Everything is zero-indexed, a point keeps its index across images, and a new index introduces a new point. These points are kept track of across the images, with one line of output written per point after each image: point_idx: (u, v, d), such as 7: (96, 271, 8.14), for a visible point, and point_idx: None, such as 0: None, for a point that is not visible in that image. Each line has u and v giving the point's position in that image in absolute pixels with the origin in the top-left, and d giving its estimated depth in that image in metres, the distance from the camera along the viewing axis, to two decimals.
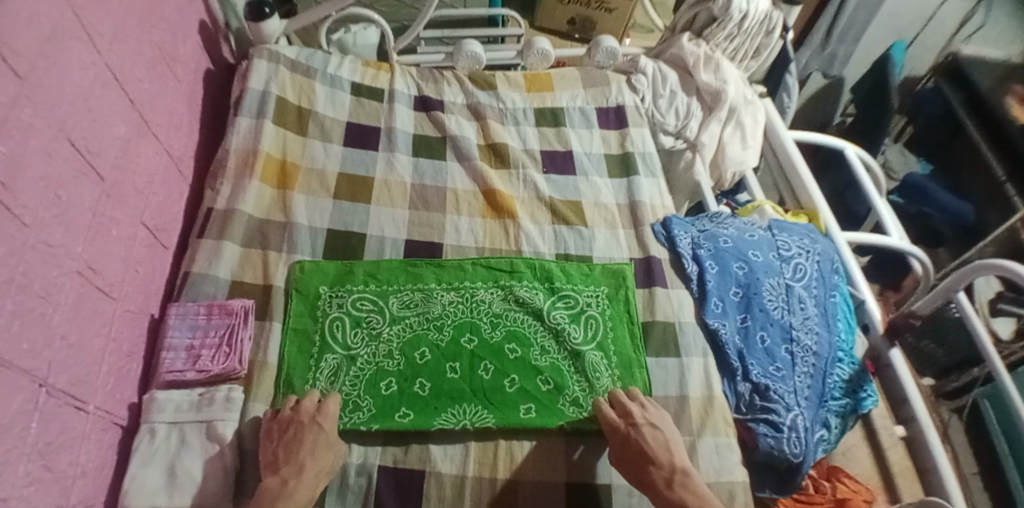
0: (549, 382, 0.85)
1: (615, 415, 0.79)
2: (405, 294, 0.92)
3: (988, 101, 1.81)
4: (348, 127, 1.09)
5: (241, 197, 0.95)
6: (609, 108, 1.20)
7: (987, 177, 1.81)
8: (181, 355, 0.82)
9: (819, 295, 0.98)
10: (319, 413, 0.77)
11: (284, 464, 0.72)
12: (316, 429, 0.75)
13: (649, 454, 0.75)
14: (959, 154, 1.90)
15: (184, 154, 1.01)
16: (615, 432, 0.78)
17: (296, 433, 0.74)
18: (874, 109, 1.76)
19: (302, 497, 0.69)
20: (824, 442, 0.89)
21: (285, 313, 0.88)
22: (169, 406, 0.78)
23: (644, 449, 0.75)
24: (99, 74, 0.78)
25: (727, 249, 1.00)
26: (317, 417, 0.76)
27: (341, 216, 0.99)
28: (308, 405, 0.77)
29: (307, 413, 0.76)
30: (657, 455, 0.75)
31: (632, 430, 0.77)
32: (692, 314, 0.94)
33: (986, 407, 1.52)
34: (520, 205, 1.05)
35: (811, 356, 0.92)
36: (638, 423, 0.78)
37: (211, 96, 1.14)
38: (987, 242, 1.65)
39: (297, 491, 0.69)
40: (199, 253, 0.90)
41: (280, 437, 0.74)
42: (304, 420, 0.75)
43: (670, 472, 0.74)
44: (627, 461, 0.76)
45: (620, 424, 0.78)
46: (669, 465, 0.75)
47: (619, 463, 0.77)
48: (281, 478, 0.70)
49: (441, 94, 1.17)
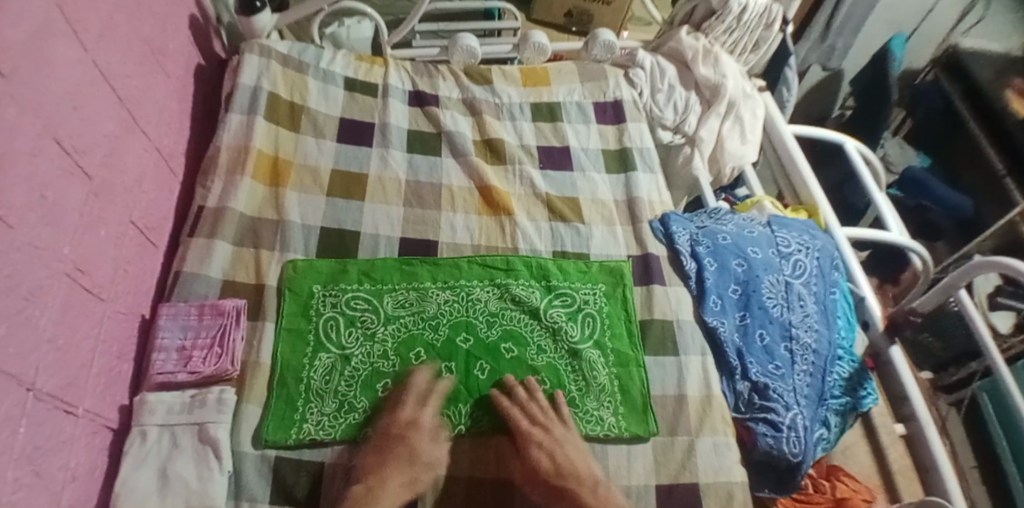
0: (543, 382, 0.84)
1: (529, 425, 0.78)
2: (400, 294, 0.91)
3: (986, 94, 1.79)
4: (341, 123, 1.07)
5: (232, 195, 0.94)
6: (606, 103, 1.18)
7: (984, 172, 1.81)
8: (172, 356, 0.80)
9: (818, 292, 0.98)
10: (412, 425, 0.77)
11: (371, 472, 0.73)
12: (404, 450, 0.75)
13: (561, 470, 0.76)
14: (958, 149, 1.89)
15: (174, 151, 1.00)
16: (533, 445, 0.77)
17: (387, 444, 0.76)
18: (873, 102, 1.74)
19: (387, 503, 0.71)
20: (824, 441, 0.88)
21: (278, 314, 0.87)
22: (160, 408, 0.76)
23: (559, 464, 0.76)
24: (87, 72, 0.76)
25: (726, 246, 0.99)
26: (410, 430, 0.76)
27: (334, 213, 0.97)
28: (405, 415, 0.77)
29: (402, 426, 0.77)
30: (573, 470, 0.76)
31: (548, 439, 0.77)
32: (690, 312, 0.93)
33: (983, 400, 1.53)
34: (517, 201, 1.04)
35: (810, 353, 0.91)
36: (553, 440, 0.78)
37: (203, 92, 1.12)
38: (985, 236, 1.63)
39: (379, 498, 0.71)
40: (190, 252, 0.89)
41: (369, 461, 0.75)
42: (396, 433, 0.76)
43: (591, 486, 0.75)
44: (538, 482, 0.76)
45: (535, 432, 0.77)
46: (579, 483, 0.75)
47: (528, 481, 0.77)
48: (366, 485, 0.72)
49: (436, 89, 1.16)
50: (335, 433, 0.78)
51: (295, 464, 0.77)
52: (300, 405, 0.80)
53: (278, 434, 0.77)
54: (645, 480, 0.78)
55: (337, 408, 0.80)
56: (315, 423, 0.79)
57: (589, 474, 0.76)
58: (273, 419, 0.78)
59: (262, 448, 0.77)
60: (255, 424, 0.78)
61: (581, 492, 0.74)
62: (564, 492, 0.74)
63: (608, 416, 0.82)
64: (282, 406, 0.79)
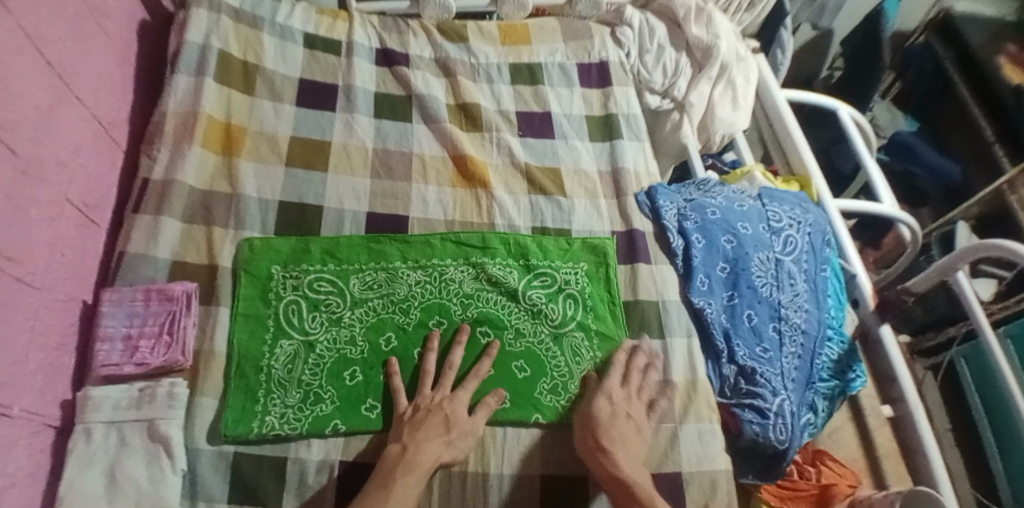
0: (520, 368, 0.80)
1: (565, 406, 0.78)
2: (368, 275, 0.84)
3: (980, 62, 1.73)
4: (300, 85, 0.98)
5: (180, 166, 0.85)
6: (591, 64, 1.10)
7: (971, 141, 1.74)
8: (117, 347, 0.73)
9: (809, 269, 0.94)
10: (450, 400, 0.73)
11: (409, 433, 0.70)
12: (442, 417, 0.71)
13: (613, 433, 0.72)
14: (947, 116, 1.82)
15: (116, 118, 0.89)
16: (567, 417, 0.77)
17: (428, 415, 0.72)
18: (863, 66, 1.69)
19: (424, 463, 0.67)
20: (811, 426, 0.84)
21: (233, 298, 0.80)
22: (106, 404, 0.70)
23: (614, 427, 0.72)
24: (9, 33, 0.66)
25: (715, 221, 0.94)
26: (446, 404, 0.73)
27: (294, 186, 0.89)
28: (437, 395, 0.75)
29: (441, 401, 0.74)
30: (616, 436, 0.71)
31: (624, 404, 0.75)
32: (677, 292, 0.88)
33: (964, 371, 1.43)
34: (494, 172, 0.96)
35: (800, 335, 0.87)
36: (628, 406, 0.75)
37: (148, 50, 1.01)
38: (971, 203, 1.60)
39: (418, 456, 0.67)
40: (136, 230, 0.81)
41: (410, 426, 0.71)
42: (429, 408, 0.73)
43: (634, 458, 0.70)
44: (589, 444, 0.72)
45: (614, 390, 0.76)
46: (622, 454, 0.70)
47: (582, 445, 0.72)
48: (402, 444, 0.69)
49: (407, 47, 1.06)
50: (299, 427, 0.73)
51: (257, 461, 0.71)
52: (260, 397, 0.74)
53: (237, 427, 0.72)
54: None
55: (301, 399, 0.75)
56: (277, 416, 0.73)
57: (636, 448, 0.72)
58: (230, 413, 0.72)
59: (219, 444, 0.71)
60: (212, 417, 0.72)
61: (621, 462, 0.69)
62: (604, 457, 0.69)
63: None
64: (240, 399, 0.74)
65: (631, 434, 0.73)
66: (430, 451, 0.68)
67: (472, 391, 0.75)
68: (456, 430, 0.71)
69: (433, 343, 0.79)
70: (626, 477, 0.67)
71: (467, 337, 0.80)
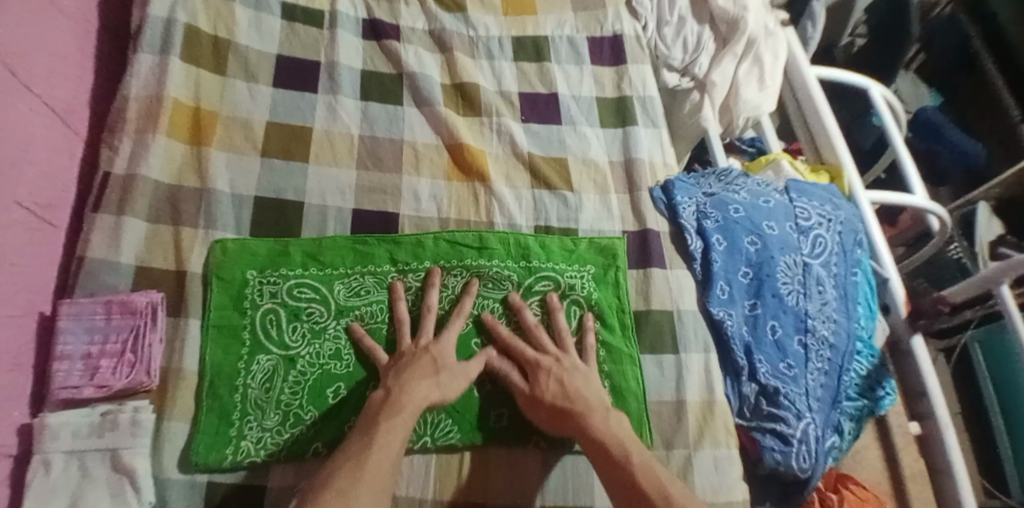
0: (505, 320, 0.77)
1: (538, 355, 0.71)
2: (354, 281, 0.76)
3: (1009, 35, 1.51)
4: (278, 63, 0.87)
5: (143, 158, 0.76)
6: (604, 39, 0.99)
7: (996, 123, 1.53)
8: (76, 367, 0.66)
9: (839, 274, 0.85)
10: (433, 341, 0.70)
11: (393, 377, 0.67)
12: (429, 359, 0.68)
13: (568, 394, 0.67)
14: (967, 93, 1.58)
15: (76, 104, 0.80)
16: (540, 370, 0.69)
17: (410, 359, 0.69)
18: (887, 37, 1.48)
19: (414, 405, 0.64)
20: (835, 448, 0.78)
21: (204, 308, 0.72)
22: (65, 432, 0.63)
23: (567, 388, 0.68)
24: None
25: (738, 221, 0.85)
26: (431, 345, 0.70)
27: (271, 179, 0.80)
28: (420, 340, 0.71)
29: (424, 344, 0.70)
30: (580, 395, 0.67)
31: (557, 367, 0.70)
32: (694, 301, 0.80)
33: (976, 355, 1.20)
34: (494, 164, 0.87)
35: (827, 349, 0.80)
36: (563, 367, 0.70)
37: (113, 24, 0.90)
38: (995, 183, 1.40)
39: (403, 400, 0.64)
40: (95, 232, 0.73)
41: (397, 368, 0.68)
42: (413, 351, 0.70)
43: (601, 413, 0.66)
44: (545, 411, 0.68)
45: (544, 360, 0.70)
46: (588, 408, 0.66)
47: (537, 413, 0.68)
48: (386, 392, 0.65)
49: (397, 18, 0.95)
50: (279, 452, 0.67)
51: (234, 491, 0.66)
52: (235, 420, 0.68)
53: (209, 456, 0.66)
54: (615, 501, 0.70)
55: (279, 421, 0.69)
56: (254, 441, 0.67)
57: (599, 402, 0.68)
58: (202, 439, 0.66)
59: (191, 472, 0.66)
60: (183, 442, 0.66)
61: (590, 416, 0.66)
62: (571, 417, 0.66)
63: None
64: (214, 422, 0.67)
65: (586, 388, 0.69)
66: (419, 391, 0.65)
67: (457, 331, 0.72)
68: (445, 371, 0.68)
69: (398, 293, 0.75)
70: (598, 434, 0.64)
71: (439, 279, 0.76)
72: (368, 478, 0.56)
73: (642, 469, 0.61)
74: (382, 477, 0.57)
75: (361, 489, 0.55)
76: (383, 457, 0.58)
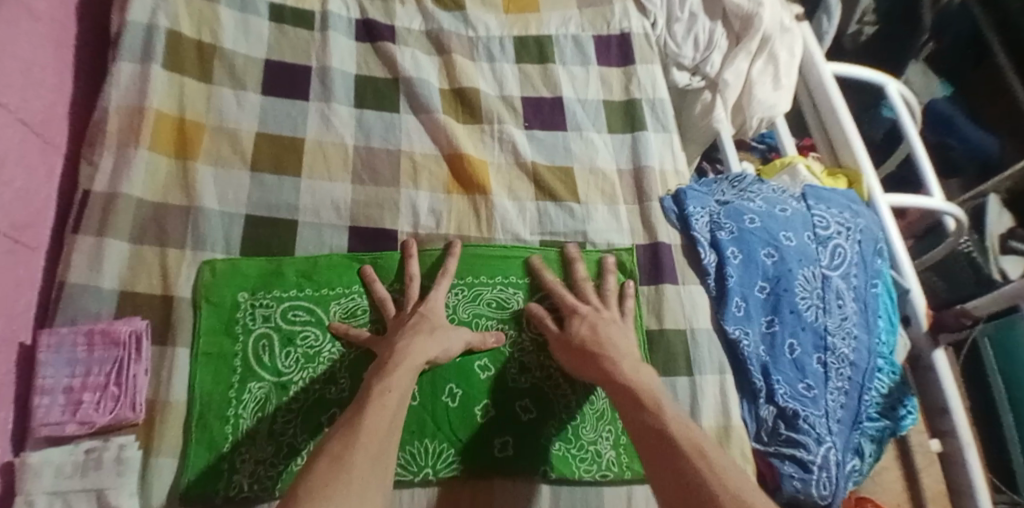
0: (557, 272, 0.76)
1: (577, 303, 0.71)
2: (350, 301, 0.73)
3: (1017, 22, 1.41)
4: (267, 68, 0.82)
5: (125, 174, 0.72)
6: (611, 37, 0.94)
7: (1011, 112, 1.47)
8: (58, 401, 0.62)
9: (859, 286, 0.82)
10: (421, 304, 0.69)
11: (387, 343, 0.65)
12: (419, 320, 0.67)
13: (599, 339, 0.66)
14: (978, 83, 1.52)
15: (50, 117, 0.75)
16: (574, 317, 0.69)
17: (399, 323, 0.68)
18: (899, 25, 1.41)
19: (408, 364, 0.62)
20: (856, 472, 0.75)
21: (194, 333, 0.69)
22: (47, 471, 0.60)
23: (598, 334, 0.67)
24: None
25: (754, 232, 0.81)
26: (419, 307, 0.69)
27: (261, 194, 0.76)
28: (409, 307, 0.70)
29: (410, 310, 0.69)
30: (609, 342, 0.66)
31: (593, 315, 0.69)
32: (708, 319, 0.77)
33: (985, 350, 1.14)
34: (496, 174, 0.83)
35: (847, 367, 0.76)
36: (600, 316, 0.69)
37: (90, 29, 0.85)
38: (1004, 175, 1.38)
39: (396, 360, 0.62)
40: (76, 255, 0.69)
41: (388, 334, 0.67)
42: (403, 316, 0.69)
43: (630, 360, 0.64)
44: (573, 355, 0.66)
45: (581, 307, 0.70)
46: (617, 354, 0.64)
47: (568, 360, 0.67)
48: (380, 360, 0.63)
49: (393, 18, 0.89)
50: (272, 486, 0.64)
51: None
52: (226, 453, 0.64)
53: (200, 492, 0.62)
54: None
55: (273, 453, 0.65)
56: (246, 475, 0.64)
57: (630, 353, 0.66)
58: (192, 474, 0.63)
59: None
60: (172, 479, 0.63)
61: (618, 361, 0.63)
62: (599, 361, 0.64)
63: (608, 451, 0.70)
64: (203, 455, 0.64)
65: (615, 336, 0.67)
66: (411, 348, 0.63)
67: (443, 292, 0.71)
68: (438, 330, 0.67)
69: (371, 274, 0.73)
70: (625, 379, 0.62)
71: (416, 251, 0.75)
72: (363, 439, 0.53)
73: (674, 418, 0.57)
74: (380, 436, 0.55)
75: (356, 453, 0.52)
76: (379, 419, 0.56)
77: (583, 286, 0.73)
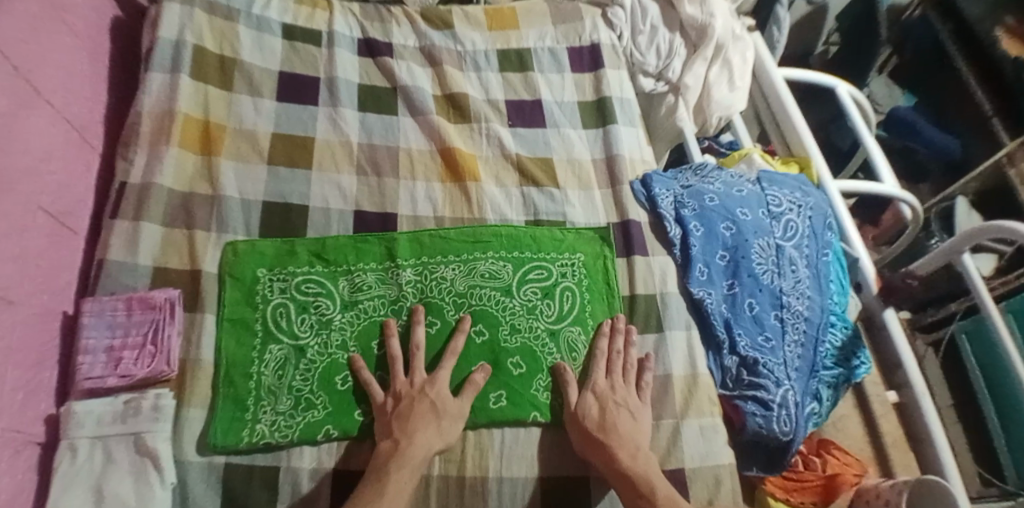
0: (560, 258, 0.85)
1: (603, 377, 0.76)
2: (357, 276, 0.81)
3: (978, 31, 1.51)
4: (280, 79, 0.94)
5: (157, 168, 0.82)
6: (582, 47, 1.06)
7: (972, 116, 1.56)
8: (100, 359, 0.71)
9: (810, 255, 0.91)
10: (431, 383, 0.73)
11: (399, 424, 0.69)
12: (429, 404, 0.71)
13: (604, 427, 0.71)
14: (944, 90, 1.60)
15: (88, 119, 0.86)
16: (591, 392, 0.75)
17: (410, 406, 0.71)
18: (859, 41, 1.54)
19: (417, 455, 0.67)
20: (816, 415, 0.85)
21: (219, 303, 0.77)
22: (89, 420, 0.68)
23: (607, 419, 0.72)
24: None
25: (714, 208, 0.91)
26: (429, 386, 0.72)
27: (277, 185, 0.86)
28: (418, 377, 0.73)
29: (420, 385, 0.73)
30: (616, 427, 0.71)
31: (610, 393, 0.75)
32: (676, 284, 0.86)
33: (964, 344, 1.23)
34: (484, 166, 0.93)
35: (802, 322, 0.86)
36: (614, 395, 0.74)
37: (122, 48, 0.97)
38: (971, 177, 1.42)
39: (411, 450, 0.67)
40: (114, 237, 0.78)
41: (395, 409, 0.71)
42: (412, 394, 0.72)
43: (631, 450, 0.69)
44: (582, 435, 0.72)
45: (602, 387, 0.75)
46: (619, 440, 0.70)
47: (578, 442, 0.72)
48: (394, 440, 0.68)
49: (389, 36, 1.02)
50: (292, 433, 0.71)
51: (249, 471, 0.70)
52: (250, 405, 0.72)
53: (226, 439, 0.70)
54: None
55: (292, 405, 0.73)
56: (267, 423, 0.71)
57: (633, 435, 0.71)
58: (219, 422, 0.70)
59: (209, 454, 0.70)
60: (200, 430, 0.71)
61: (620, 449, 0.69)
62: (604, 444, 0.70)
63: None
64: (229, 407, 0.71)
65: (623, 424, 0.72)
66: (423, 442, 0.68)
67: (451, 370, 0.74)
68: (445, 418, 0.70)
69: (391, 330, 0.77)
70: (626, 468, 0.68)
71: (424, 317, 0.78)
72: None
73: (666, 503, 0.64)
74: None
75: None
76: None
77: (615, 359, 0.77)
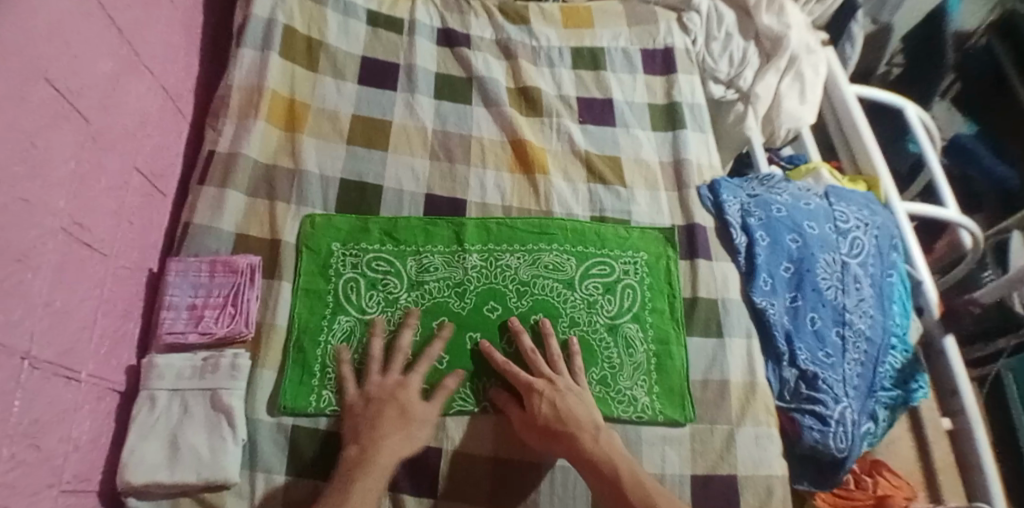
0: (623, 257, 0.86)
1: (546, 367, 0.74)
2: (425, 257, 0.84)
3: None
4: (363, 63, 0.97)
5: (244, 139, 0.86)
6: (656, 50, 1.07)
7: None
8: (181, 316, 0.75)
9: (876, 274, 0.90)
10: (400, 387, 0.72)
11: (363, 432, 0.68)
12: (396, 409, 0.70)
13: (562, 416, 0.69)
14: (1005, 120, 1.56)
15: (181, 89, 0.90)
16: (535, 394, 0.71)
17: (376, 410, 0.69)
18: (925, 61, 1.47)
19: (383, 463, 0.65)
20: (871, 435, 0.85)
21: (295, 272, 0.81)
22: (169, 373, 0.71)
23: (559, 411, 0.70)
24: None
25: (780, 219, 0.91)
26: (398, 391, 0.71)
27: (355, 164, 0.89)
28: (390, 380, 0.73)
29: (389, 388, 0.72)
30: (573, 415, 0.69)
31: (551, 389, 0.71)
32: (738, 290, 0.86)
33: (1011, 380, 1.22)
34: (553, 159, 0.95)
35: (863, 341, 0.85)
36: (555, 387, 0.72)
37: (214, 23, 1.01)
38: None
39: (375, 457, 0.65)
40: (200, 202, 0.82)
41: (367, 412, 0.70)
42: (383, 397, 0.71)
43: (592, 431, 0.68)
44: (537, 432, 0.70)
45: (536, 383, 0.71)
46: (579, 428, 0.68)
47: (530, 433, 0.71)
48: (359, 447, 0.66)
49: (468, 28, 1.04)
50: None
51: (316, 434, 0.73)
52: (318, 372, 0.75)
53: (296, 401, 0.73)
54: (681, 469, 0.74)
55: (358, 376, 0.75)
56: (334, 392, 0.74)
57: (589, 418, 0.70)
58: (289, 385, 0.74)
59: (278, 415, 0.73)
60: (271, 391, 0.74)
61: (580, 436, 0.68)
62: (562, 437, 0.68)
63: (642, 396, 0.77)
64: (298, 372, 0.75)
65: (576, 409, 0.70)
66: (387, 448, 0.66)
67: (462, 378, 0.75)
68: (412, 423, 0.69)
69: (432, 326, 0.77)
70: (592, 455, 0.67)
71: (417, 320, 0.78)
72: None
73: (633, 486, 0.63)
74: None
75: None
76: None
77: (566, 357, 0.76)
